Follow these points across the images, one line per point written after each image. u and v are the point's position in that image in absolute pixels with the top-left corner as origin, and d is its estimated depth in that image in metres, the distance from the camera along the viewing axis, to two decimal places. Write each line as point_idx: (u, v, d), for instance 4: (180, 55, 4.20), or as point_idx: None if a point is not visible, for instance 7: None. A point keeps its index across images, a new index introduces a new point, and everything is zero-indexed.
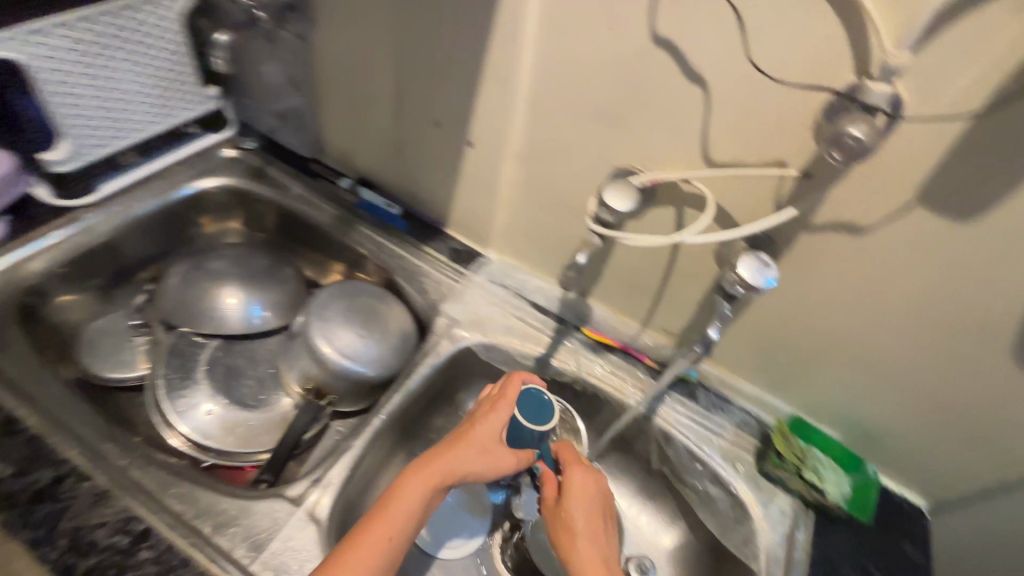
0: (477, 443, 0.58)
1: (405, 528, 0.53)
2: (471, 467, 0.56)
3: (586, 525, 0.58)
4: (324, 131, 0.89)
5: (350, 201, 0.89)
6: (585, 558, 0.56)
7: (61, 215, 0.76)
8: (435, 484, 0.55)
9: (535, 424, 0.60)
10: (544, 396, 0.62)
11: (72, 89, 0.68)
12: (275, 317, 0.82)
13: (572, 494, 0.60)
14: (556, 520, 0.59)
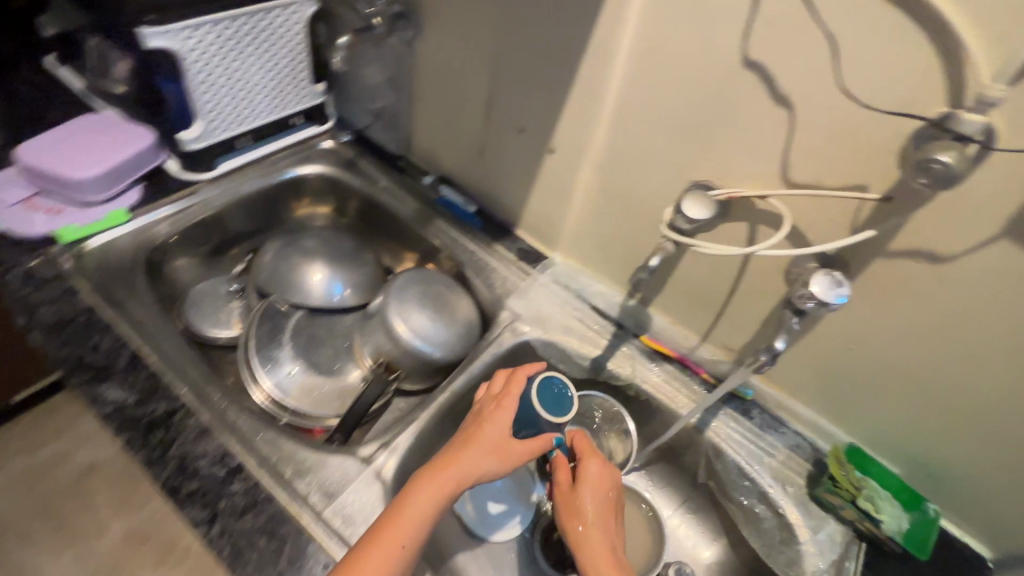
0: (486, 442, 0.58)
1: (418, 534, 0.53)
2: (483, 466, 0.57)
3: (596, 515, 0.60)
4: (414, 130, 0.96)
5: (431, 197, 0.96)
6: (596, 547, 0.58)
7: (184, 186, 0.85)
8: (450, 486, 0.55)
9: (553, 414, 0.60)
10: (561, 386, 0.62)
11: (212, 78, 0.78)
12: (354, 297, 0.89)
13: (585, 486, 0.62)
14: (566, 506, 0.61)
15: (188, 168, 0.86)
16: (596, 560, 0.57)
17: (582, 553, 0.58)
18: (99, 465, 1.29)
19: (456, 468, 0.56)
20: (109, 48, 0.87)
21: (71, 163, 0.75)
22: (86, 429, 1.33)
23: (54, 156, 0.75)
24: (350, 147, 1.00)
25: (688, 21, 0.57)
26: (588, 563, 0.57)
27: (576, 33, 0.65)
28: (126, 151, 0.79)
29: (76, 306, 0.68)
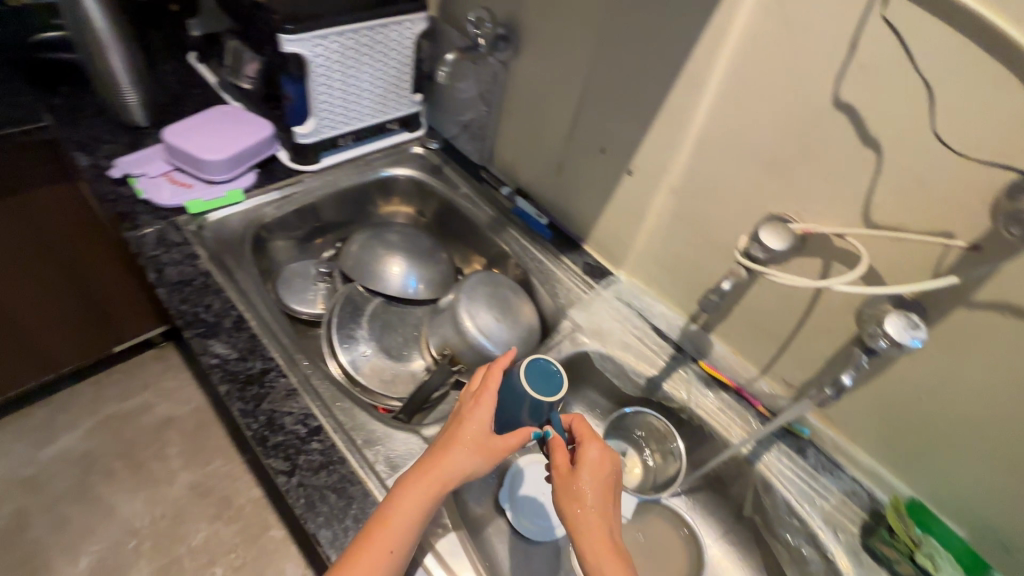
0: (468, 441, 0.58)
1: (407, 535, 0.55)
2: (466, 464, 0.57)
3: (597, 500, 0.55)
4: (499, 143, 1.02)
5: (507, 207, 1.01)
6: (596, 534, 0.54)
7: (292, 175, 0.95)
8: (437, 484, 0.56)
9: (545, 394, 0.62)
10: (552, 366, 0.65)
11: (330, 83, 0.87)
12: (427, 291, 0.96)
13: (585, 470, 0.57)
14: (563, 490, 0.56)
15: (294, 157, 0.95)
16: (595, 547, 0.53)
17: (581, 539, 0.54)
18: (175, 420, 1.42)
19: (441, 467, 0.57)
20: (245, 50, 1.00)
21: (204, 144, 0.85)
22: (169, 385, 1.47)
23: (191, 137, 0.85)
24: (437, 153, 1.08)
25: (783, 59, 0.59)
26: (587, 550, 0.53)
27: (669, 64, 0.69)
28: (249, 139, 0.88)
29: (196, 269, 0.77)
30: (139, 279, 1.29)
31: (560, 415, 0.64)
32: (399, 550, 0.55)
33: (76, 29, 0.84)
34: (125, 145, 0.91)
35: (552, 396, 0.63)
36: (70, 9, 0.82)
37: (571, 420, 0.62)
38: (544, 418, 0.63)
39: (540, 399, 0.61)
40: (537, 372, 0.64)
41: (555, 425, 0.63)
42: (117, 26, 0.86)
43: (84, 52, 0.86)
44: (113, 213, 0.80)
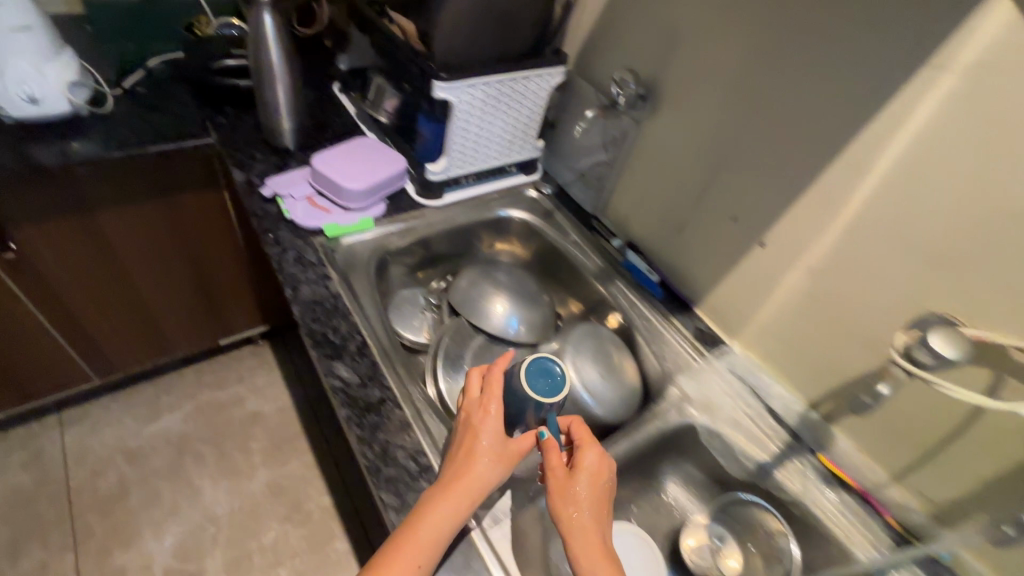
0: (488, 451, 0.63)
1: (437, 547, 0.58)
2: (491, 474, 0.62)
3: (589, 501, 0.62)
4: (616, 195, 1.02)
5: (616, 258, 1.00)
6: (589, 535, 0.60)
7: (415, 208, 0.99)
8: (467, 495, 0.60)
9: (547, 396, 0.69)
10: (554, 368, 0.72)
11: (468, 126, 0.91)
12: (525, 333, 0.95)
13: (582, 473, 0.64)
14: (560, 488, 0.63)
15: (421, 192, 1.00)
16: (588, 547, 0.59)
17: (576, 539, 0.60)
18: (261, 417, 1.49)
19: (467, 477, 0.61)
20: (388, 87, 1.07)
21: (346, 174, 0.91)
22: (260, 382, 1.56)
23: (335, 166, 0.91)
24: (550, 197, 1.10)
25: (975, 153, 0.56)
26: (581, 550, 0.59)
27: (833, 142, 0.66)
28: (385, 173, 0.94)
29: (327, 291, 0.82)
30: (254, 281, 1.39)
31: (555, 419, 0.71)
32: (424, 563, 0.57)
33: (255, 60, 0.91)
34: (274, 165, 0.99)
35: (553, 397, 0.69)
36: (253, 43, 0.89)
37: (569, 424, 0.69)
38: (543, 416, 0.70)
39: (541, 401, 0.68)
40: (538, 374, 0.71)
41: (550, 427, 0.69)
42: (290, 59, 0.92)
43: (256, 80, 0.93)
44: (260, 229, 0.87)
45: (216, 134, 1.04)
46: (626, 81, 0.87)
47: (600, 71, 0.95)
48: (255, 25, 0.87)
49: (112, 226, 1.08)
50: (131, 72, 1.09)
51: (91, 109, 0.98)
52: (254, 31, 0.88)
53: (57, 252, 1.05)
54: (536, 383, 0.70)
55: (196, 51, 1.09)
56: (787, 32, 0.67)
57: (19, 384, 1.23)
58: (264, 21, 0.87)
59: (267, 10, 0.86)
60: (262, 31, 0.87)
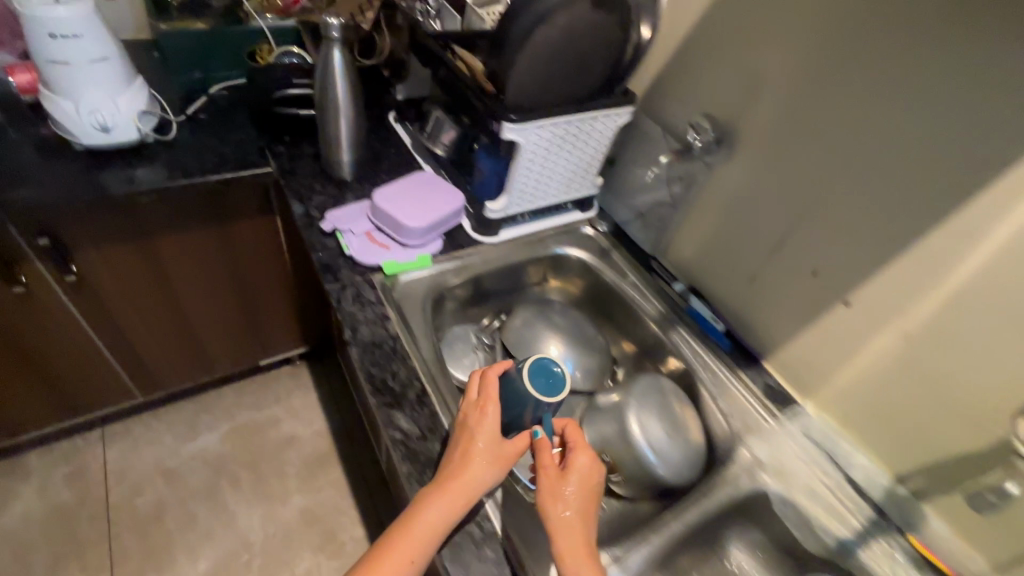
0: (484, 453, 0.64)
1: (432, 542, 0.60)
2: (486, 476, 0.63)
3: (577, 501, 0.63)
4: (679, 239, 0.99)
5: (680, 304, 0.96)
6: (575, 535, 0.62)
7: (472, 245, 0.97)
8: (461, 496, 0.61)
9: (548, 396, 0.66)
10: (557, 369, 0.68)
11: (531, 166, 0.88)
12: (581, 378, 0.91)
13: (573, 475, 0.64)
14: (550, 488, 0.63)
15: (477, 228, 0.98)
16: (572, 546, 0.61)
17: (562, 538, 0.61)
18: (297, 440, 1.48)
19: (462, 478, 0.62)
20: (446, 121, 1.06)
21: (406, 211, 0.90)
22: (297, 404, 1.55)
23: (395, 202, 0.90)
24: (607, 236, 1.06)
25: None
26: (565, 549, 0.60)
27: (938, 206, 0.62)
28: (444, 210, 0.92)
29: (386, 332, 0.80)
30: (299, 305, 1.38)
31: (552, 421, 0.70)
32: (416, 559, 0.59)
33: (320, 95, 0.90)
34: (333, 197, 0.98)
35: (552, 396, 0.68)
36: (320, 77, 0.88)
37: (564, 425, 0.69)
38: (539, 416, 0.68)
39: (540, 401, 0.65)
40: (541, 374, 0.68)
41: (546, 427, 0.68)
42: (356, 94, 0.91)
43: (319, 113, 0.93)
44: (320, 264, 0.86)
45: (275, 163, 1.04)
46: (700, 129, 0.85)
47: (670, 113, 0.92)
48: (323, 60, 0.87)
49: (169, 250, 1.08)
50: (195, 99, 1.10)
51: (157, 137, 0.99)
52: (322, 66, 0.87)
53: (116, 275, 1.06)
54: (536, 381, 0.67)
55: (259, 81, 1.10)
56: (891, 87, 0.63)
57: (69, 401, 1.24)
58: (333, 57, 0.86)
59: (336, 46, 0.85)
60: (331, 66, 0.87)
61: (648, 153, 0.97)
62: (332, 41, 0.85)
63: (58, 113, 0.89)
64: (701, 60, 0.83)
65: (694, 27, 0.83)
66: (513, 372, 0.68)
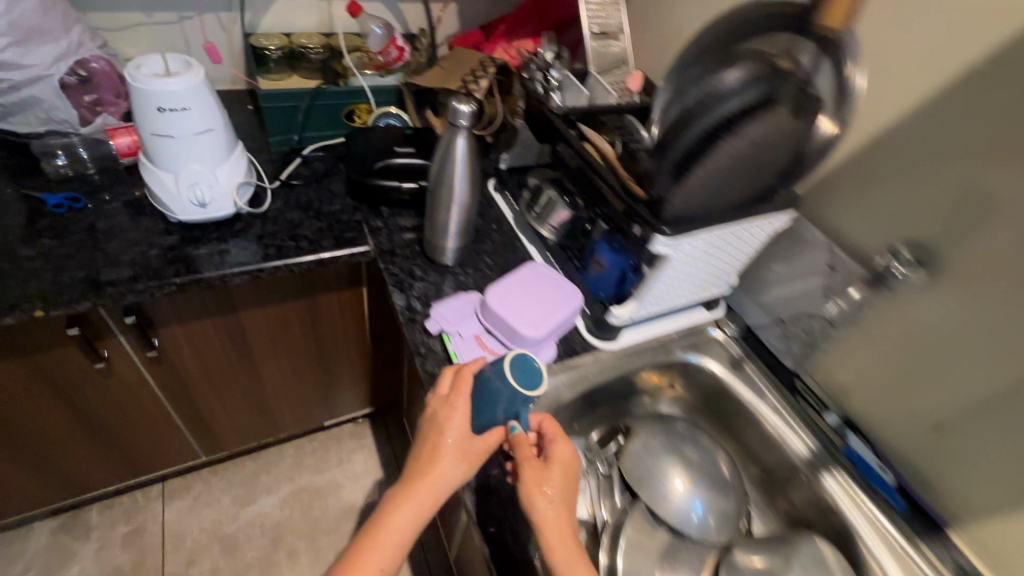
0: (451, 450, 0.64)
1: (402, 542, 0.62)
2: (457, 473, 0.64)
3: (559, 492, 0.63)
4: (831, 358, 0.83)
5: (836, 442, 0.80)
6: (559, 525, 0.62)
7: (587, 350, 0.84)
8: (430, 496, 0.62)
9: (526, 389, 0.62)
10: (534, 361, 0.64)
11: (671, 275, 0.76)
12: (713, 524, 0.77)
13: (556, 465, 0.65)
14: (535, 480, 0.63)
15: (596, 333, 0.85)
16: (557, 537, 0.61)
17: (549, 530, 0.61)
18: (358, 510, 1.38)
19: (430, 477, 0.63)
20: (560, 201, 0.94)
21: (524, 317, 0.79)
22: (359, 469, 1.45)
23: (510, 305, 0.80)
24: (740, 342, 0.92)
25: None
26: (552, 541, 0.60)
27: None
28: (564, 315, 0.81)
29: None
30: (372, 373, 1.29)
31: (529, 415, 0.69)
32: (386, 565, 0.61)
33: (434, 179, 0.81)
34: (434, 286, 0.89)
35: (533, 391, 0.63)
36: (437, 163, 0.80)
37: (540, 420, 0.68)
38: (514, 413, 0.65)
39: (518, 396, 0.62)
40: (517, 366, 0.63)
41: (523, 421, 0.66)
42: (474, 181, 0.81)
43: (430, 197, 0.84)
44: (424, 372, 0.76)
45: (372, 242, 0.95)
46: (900, 260, 0.69)
47: (838, 219, 0.78)
48: (444, 146, 0.78)
49: (250, 323, 1.01)
50: (290, 162, 1.04)
51: (251, 210, 0.92)
52: (441, 153, 0.79)
53: (195, 348, 1.00)
54: (515, 374, 0.63)
55: (358, 148, 1.02)
56: None
57: (133, 462, 1.19)
58: (456, 143, 0.77)
59: (462, 133, 0.76)
60: (452, 153, 0.78)
61: (805, 259, 0.82)
62: (459, 127, 0.76)
63: (157, 186, 0.84)
64: (895, 168, 0.69)
65: (889, 129, 0.69)
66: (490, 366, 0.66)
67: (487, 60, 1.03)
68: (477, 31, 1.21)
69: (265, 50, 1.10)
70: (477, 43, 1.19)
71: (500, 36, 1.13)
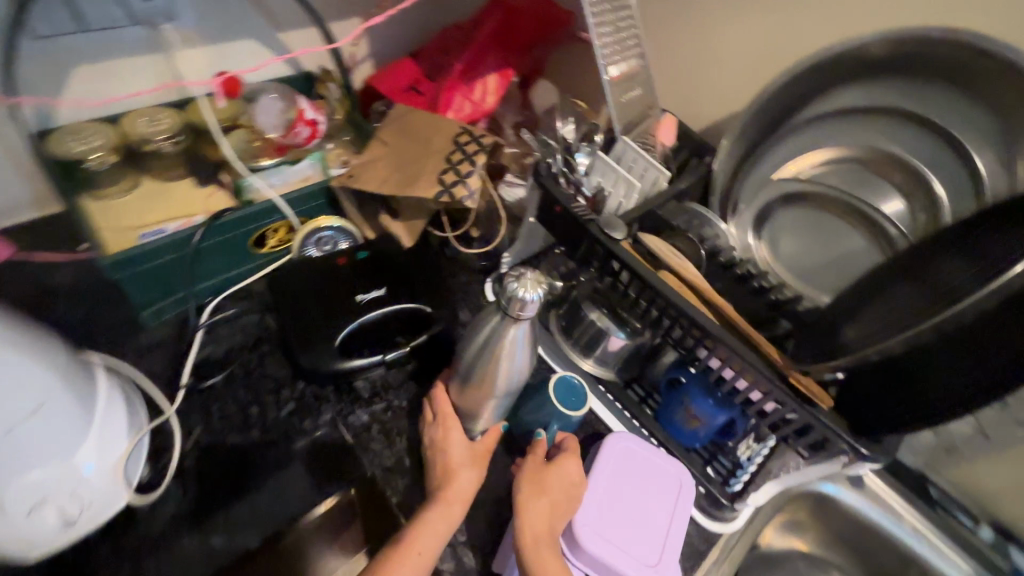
0: (456, 462, 0.59)
1: (429, 561, 0.52)
2: (471, 477, 0.59)
3: (555, 496, 0.56)
4: (975, 465, 0.71)
5: (999, 563, 0.70)
6: (546, 512, 0.55)
7: (712, 540, 0.64)
8: (457, 507, 0.57)
9: (565, 406, 0.63)
10: (577, 381, 0.66)
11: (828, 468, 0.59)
12: None
13: (558, 469, 0.58)
14: (533, 478, 0.58)
15: (707, 508, 0.65)
16: (530, 531, 0.54)
17: (529, 522, 0.54)
18: None
19: (452, 487, 0.58)
20: (614, 330, 0.68)
21: (637, 552, 0.56)
22: None
23: (606, 519, 0.58)
24: None
25: None
26: (529, 533, 0.53)
27: None
28: (682, 525, 0.59)
29: None
30: None
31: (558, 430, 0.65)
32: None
33: (469, 368, 0.57)
34: (486, 510, 0.63)
35: (574, 410, 0.63)
36: (475, 353, 0.56)
37: (564, 436, 0.63)
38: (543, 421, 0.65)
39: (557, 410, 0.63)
40: (563, 389, 0.65)
41: (551, 432, 0.65)
42: (529, 369, 0.58)
43: (459, 383, 0.60)
44: None
45: (365, 454, 0.64)
46: None
47: None
48: (490, 334, 0.54)
49: None
50: (190, 344, 0.67)
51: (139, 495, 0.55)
52: (482, 342, 0.55)
53: None
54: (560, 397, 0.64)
55: (295, 303, 0.67)
56: None
57: None
58: (512, 334, 0.53)
59: (523, 323, 0.52)
60: (506, 346, 0.54)
61: None
62: (519, 318, 0.51)
63: None
64: None
65: None
66: (533, 390, 0.67)
67: (463, 135, 0.69)
68: (410, 61, 0.83)
69: (86, 164, 0.63)
70: (414, 79, 0.83)
71: (457, 79, 0.79)
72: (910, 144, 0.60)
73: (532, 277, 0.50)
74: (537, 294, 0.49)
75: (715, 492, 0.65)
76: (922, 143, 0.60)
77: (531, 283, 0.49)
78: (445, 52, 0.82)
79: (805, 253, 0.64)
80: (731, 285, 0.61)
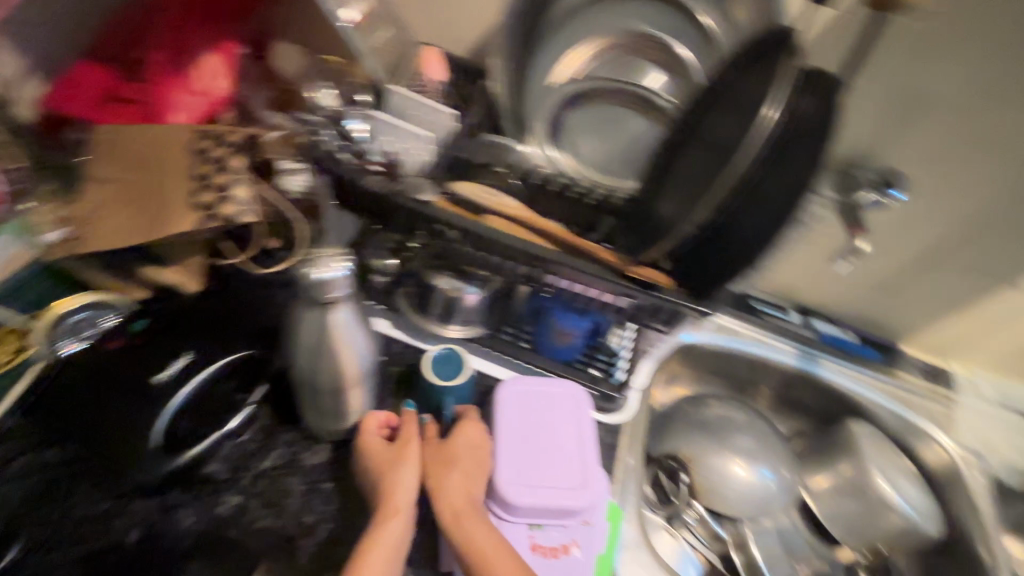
0: (394, 468, 0.54)
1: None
2: (408, 476, 0.54)
3: (460, 464, 0.56)
4: (776, 271, 0.87)
5: (812, 336, 0.87)
6: (459, 483, 0.55)
7: (619, 430, 0.69)
8: (402, 516, 0.52)
9: (439, 380, 0.60)
10: (450, 353, 0.62)
11: None
12: (783, 477, 0.79)
13: (451, 439, 0.58)
14: (434, 458, 0.57)
15: (600, 406, 0.69)
16: (443, 499, 0.54)
17: (438, 494, 0.54)
18: None
19: (394, 499, 0.53)
20: (462, 284, 0.65)
21: (557, 478, 0.58)
22: None
23: (521, 460, 0.58)
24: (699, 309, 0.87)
25: None
26: (441, 504, 0.54)
27: None
28: (591, 433, 0.62)
29: None
30: None
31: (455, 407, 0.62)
32: None
33: (311, 373, 0.50)
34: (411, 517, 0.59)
35: (452, 381, 0.61)
36: (308, 354, 0.49)
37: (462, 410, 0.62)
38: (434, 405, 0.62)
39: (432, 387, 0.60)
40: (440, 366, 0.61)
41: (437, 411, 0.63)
42: (374, 344, 0.53)
43: (307, 390, 0.52)
44: None
45: (254, 535, 0.54)
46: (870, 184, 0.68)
47: None
48: (310, 329, 0.48)
49: None
50: None
51: None
52: (312, 343, 0.48)
53: None
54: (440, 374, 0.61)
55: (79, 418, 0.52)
56: None
57: None
58: (339, 320, 0.48)
59: (344, 303, 0.47)
60: (337, 335, 0.48)
61: None
62: (335, 300, 0.46)
63: None
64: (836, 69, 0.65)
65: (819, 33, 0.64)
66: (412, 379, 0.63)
67: (205, 139, 0.56)
68: (88, 63, 0.62)
69: None
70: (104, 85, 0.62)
71: None
72: (652, 19, 0.64)
73: (331, 254, 0.45)
74: (339, 268, 0.45)
75: (600, 391, 0.69)
76: (660, 14, 0.64)
77: (332, 260, 0.45)
78: (134, 41, 0.64)
79: (601, 146, 0.68)
80: (554, 202, 0.63)
